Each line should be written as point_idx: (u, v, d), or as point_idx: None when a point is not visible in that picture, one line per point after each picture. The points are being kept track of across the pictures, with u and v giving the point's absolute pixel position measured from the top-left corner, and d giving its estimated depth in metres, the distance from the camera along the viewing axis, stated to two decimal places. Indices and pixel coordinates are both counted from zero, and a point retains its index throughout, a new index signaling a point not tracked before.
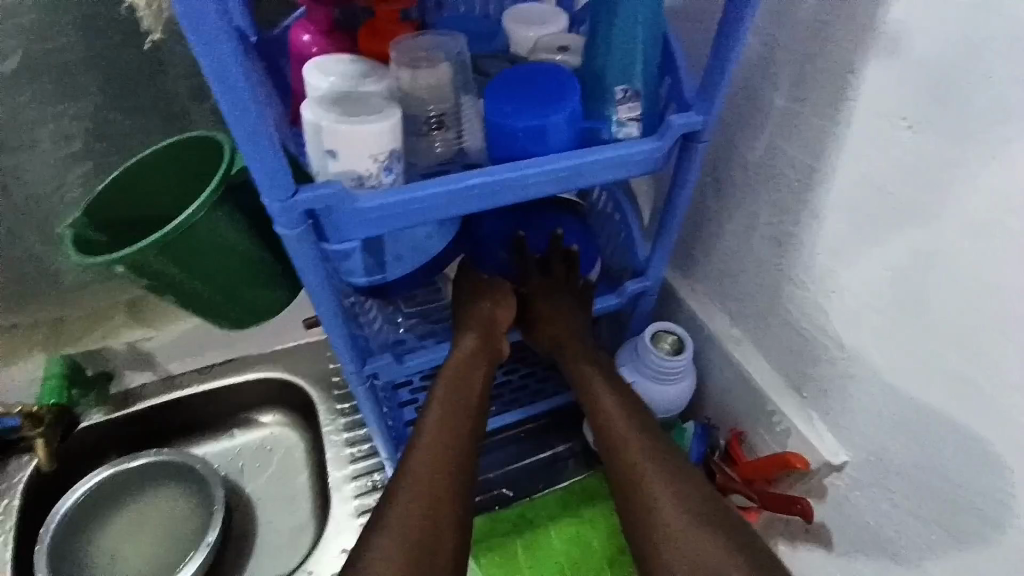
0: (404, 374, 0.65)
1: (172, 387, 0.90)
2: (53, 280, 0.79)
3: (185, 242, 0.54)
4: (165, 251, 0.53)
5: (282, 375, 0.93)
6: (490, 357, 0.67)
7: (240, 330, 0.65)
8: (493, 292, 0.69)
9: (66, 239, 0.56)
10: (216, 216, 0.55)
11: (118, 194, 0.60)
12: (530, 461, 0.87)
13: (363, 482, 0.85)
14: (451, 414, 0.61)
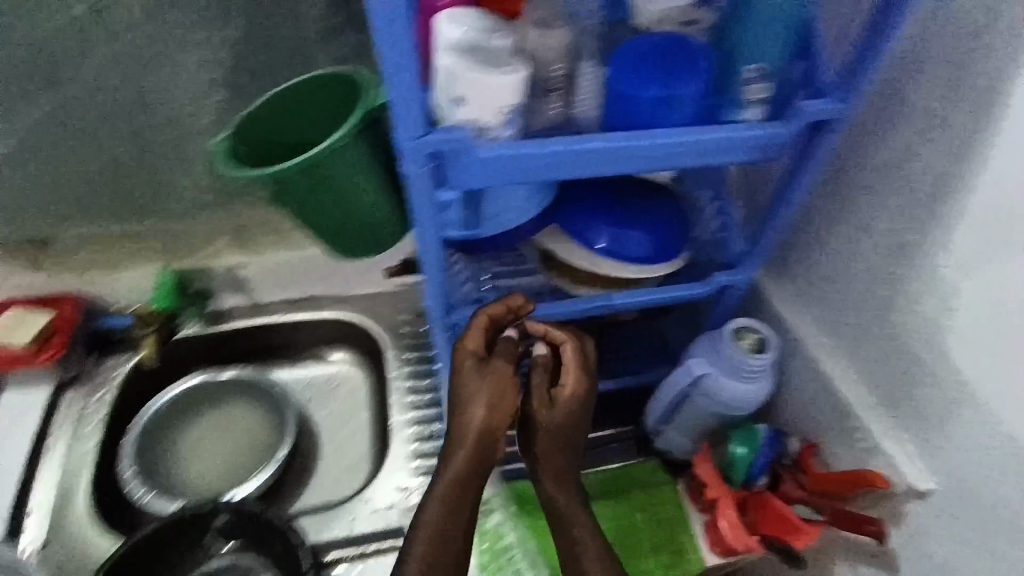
0: None
1: (262, 314, 0.97)
2: (175, 197, 0.84)
3: (325, 170, 0.57)
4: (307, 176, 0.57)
5: (360, 319, 0.98)
6: (486, 459, 0.60)
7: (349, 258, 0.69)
8: (486, 392, 0.60)
9: (218, 150, 0.61)
10: (353, 148, 0.58)
11: (264, 115, 0.64)
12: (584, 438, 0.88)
13: (421, 429, 0.88)
14: (445, 525, 0.59)
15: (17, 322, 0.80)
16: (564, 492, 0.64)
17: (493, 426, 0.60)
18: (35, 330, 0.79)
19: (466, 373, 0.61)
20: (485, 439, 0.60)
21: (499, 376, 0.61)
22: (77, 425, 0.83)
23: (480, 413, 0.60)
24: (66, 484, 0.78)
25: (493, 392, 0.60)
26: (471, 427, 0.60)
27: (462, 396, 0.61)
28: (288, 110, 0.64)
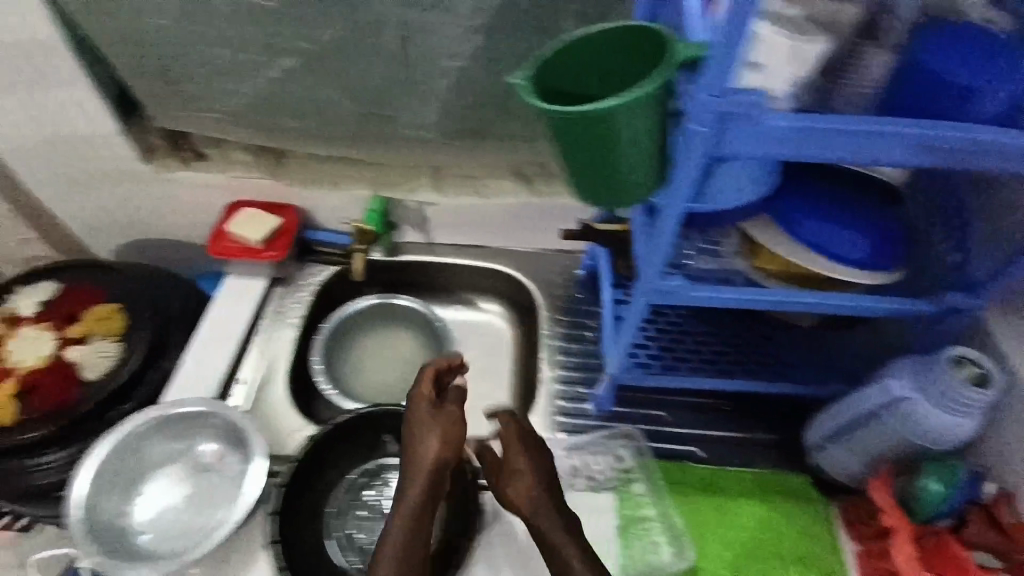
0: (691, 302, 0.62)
1: (430, 253, 1.04)
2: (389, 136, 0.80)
3: (615, 128, 0.44)
4: (596, 134, 0.45)
5: (519, 274, 1.03)
6: (439, 480, 0.64)
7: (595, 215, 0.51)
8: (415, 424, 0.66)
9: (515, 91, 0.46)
10: (649, 113, 0.44)
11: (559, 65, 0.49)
12: (729, 435, 0.85)
13: (568, 388, 0.90)
14: (408, 548, 0.59)
15: (252, 220, 0.91)
16: (552, 521, 0.63)
17: (442, 454, 0.65)
18: (267, 230, 0.91)
19: (420, 414, 0.67)
20: (438, 468, 0.64)
21: (450, 418, 0.67)
22: (281, 318, 0.95)
23: (435, 448, 0.64)
24: (268, 366, 0.90)
25: (445, 429, 0.66)
26: (427, 459, 0.64)
27: (415, 434, 0.66)
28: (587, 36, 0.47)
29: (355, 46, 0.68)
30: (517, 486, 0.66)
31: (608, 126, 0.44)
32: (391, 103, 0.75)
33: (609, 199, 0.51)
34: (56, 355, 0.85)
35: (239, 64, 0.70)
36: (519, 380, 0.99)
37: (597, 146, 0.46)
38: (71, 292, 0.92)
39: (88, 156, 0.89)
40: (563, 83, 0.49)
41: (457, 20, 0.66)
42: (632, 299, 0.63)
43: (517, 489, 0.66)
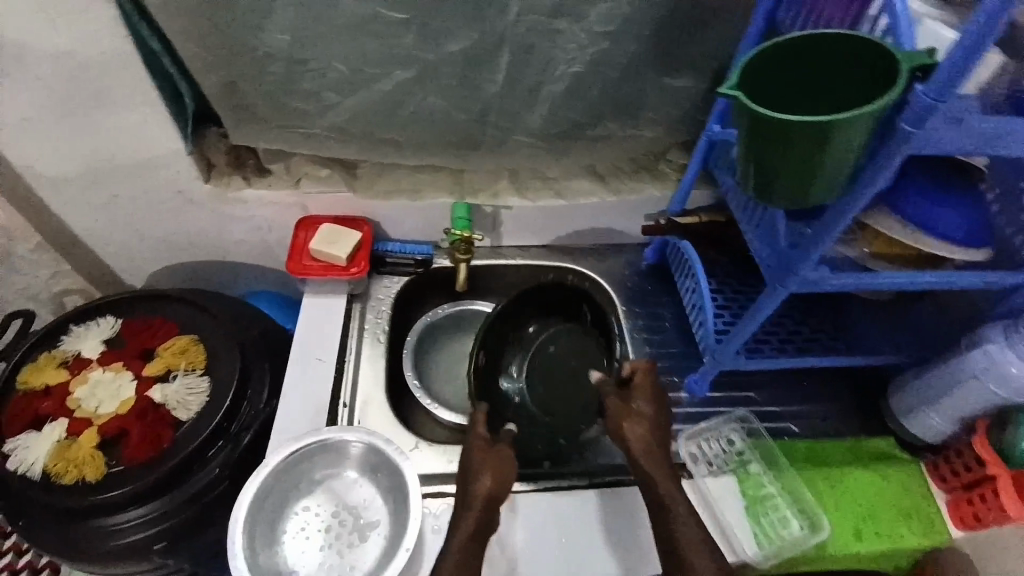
0: (827, 286, 0.65)
1: (498, 255, 1.03)
2: (483, 144, 0.81)
3: (821, 137, 0.47)
4: (800, 136, 0.47)
5: (586, 269, 1.04)
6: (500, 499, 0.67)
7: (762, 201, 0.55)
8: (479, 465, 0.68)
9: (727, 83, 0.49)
10: (862, 127, 0.47)
11: (775, 61, 0.52)
12: (816, 408, 0.91)
13: (665, 379, 0.93)
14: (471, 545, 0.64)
15: (333, 235, 0.88)
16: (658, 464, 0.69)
17: (502, 485, 0.67)
18: (350, 245, 0.88)
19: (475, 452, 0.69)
20: (494, 498, 0.67)
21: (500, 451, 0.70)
22: (367, 334, 0.91)
23: (490, 482, 0.67)
24: (365, 387, 0.86)
25: (495, 464, 0.68)
26: (480, 495, 0.66)
27: (470, 469, 0.68)
28: (794, 59, 0.52)
29: (478, 58, 0.69)
30: (636, 428, 0.70)
31: (814, 134, 0.46)
32: (496, 113, 0.76)
33: (781, 198, 0.54)
34: (138, 397, 0.79)
35: (350, 78, 0.69)
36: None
37: (797, 152, 0.48)
38: (133, 326, 0.85)
39: (145, 180, 0.86)
40: (769, 86, 0.53)
41: (583, 26, 0.67)
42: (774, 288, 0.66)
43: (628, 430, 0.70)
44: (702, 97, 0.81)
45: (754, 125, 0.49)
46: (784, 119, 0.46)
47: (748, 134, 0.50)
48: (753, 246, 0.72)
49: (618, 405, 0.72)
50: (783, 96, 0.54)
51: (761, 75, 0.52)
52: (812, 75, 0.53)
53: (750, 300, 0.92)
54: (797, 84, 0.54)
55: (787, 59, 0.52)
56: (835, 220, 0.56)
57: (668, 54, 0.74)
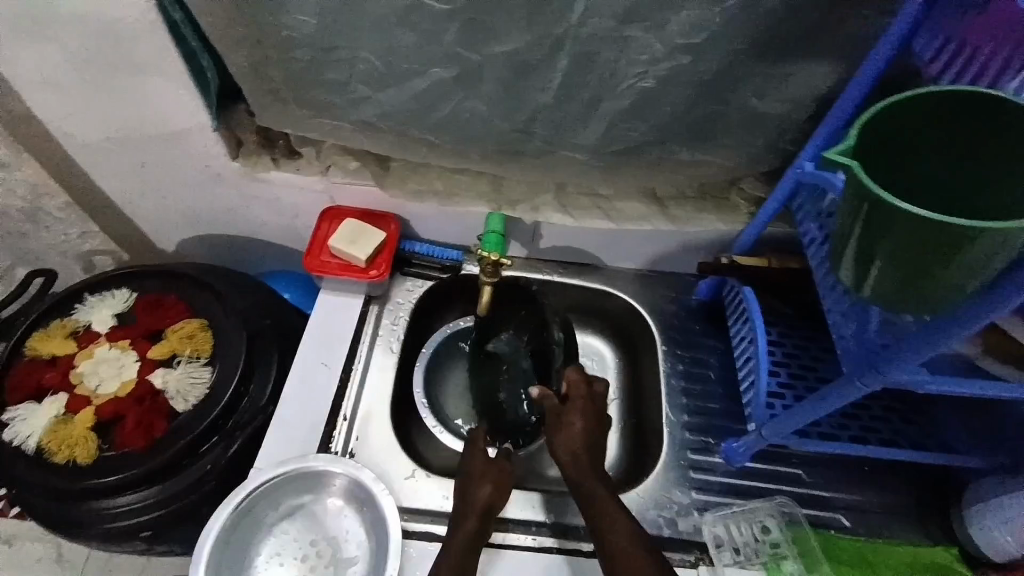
0: (921, 390, 0.53)
1: (533, 269, 0.94)
2: (531, 154, 0.71)
3: (956, 238, 0.39)
4: (925, 232, 0.40)
5: (627, 296, 0.94)
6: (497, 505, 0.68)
7: (855, 287, 0.48)
8: (483, 473, 0.71)
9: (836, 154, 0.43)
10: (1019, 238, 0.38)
11: (904, 122, 0.45)
12: (872, 499, 0.79)
13: (699, 439, 0.83)
14: (468, 547, 0.65)
15: (355, 234, 0.82)
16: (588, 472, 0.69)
17: (497, 496, 0.69)
18: (372, 246, 0.81)
19: (475, 460, 0.72)
20: (488, 510, 0.68)
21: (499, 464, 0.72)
22: (380, 341, 0.85)
23: (487, 492, 0.68)
24: (368, 399, 0.80)
25: (495, 476, 0.70)
26: (479, 503, 0.68)
27: (470, 476, 0.71)
28: (932, 139, 0.45)
29: (531, 62, 0.59)
30: (566, 432, 0.72)
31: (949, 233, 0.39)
32: (546, 124, 0.66)
33: (883, 290, 0.46)
34: (139, 380, 0.77)
35: (383, 72, 0.61)
36: (626, 417, 0.92)
37: (901, 246, 0.42)
38: (145, 303, 0.82)
39: (173, 152, 0.81)
40: (892, 150, 0.46)
41: (661, 35, 0.56)
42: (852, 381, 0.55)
43: (567, 437, 0.72)
44: (794, 126, 0.67)
45: (860, 200, 0.43)
46: (895, 205, 0.40)
47: (851, 206, 0.44)
48: (831, 322, 0.60)
49: (553, 404, 0.74)
50: (907, 179, 0.47)
51: (890, 144, 0.45)
52: (947, 142, 0.45)
53: (812, 363, 0.79)
54: (925, 166, 0.46)
55: (926, 134, 0.45)
56: (945, 330, 0.44)
57: (760, 74, 0.61)
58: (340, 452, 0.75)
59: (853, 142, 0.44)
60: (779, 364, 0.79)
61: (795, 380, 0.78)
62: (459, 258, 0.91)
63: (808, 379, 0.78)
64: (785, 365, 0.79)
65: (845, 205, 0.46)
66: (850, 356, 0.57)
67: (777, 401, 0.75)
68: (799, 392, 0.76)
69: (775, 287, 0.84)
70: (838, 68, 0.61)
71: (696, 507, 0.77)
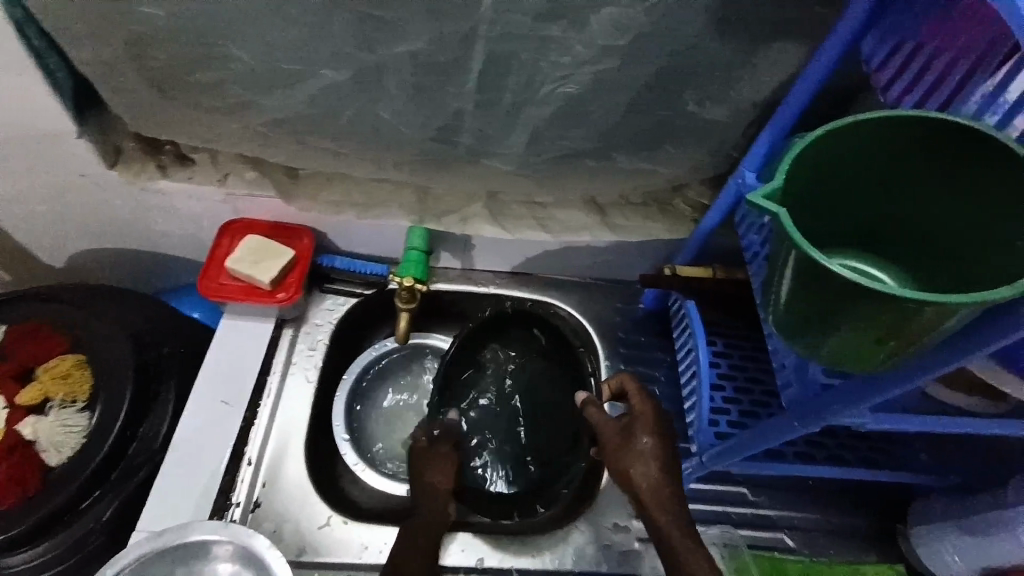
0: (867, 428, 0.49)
1: (468, 282, 0.86)
2: (453, 164, 0.63)
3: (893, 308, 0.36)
4: (862, 300, 0.37)
5: (569, 307, 0.88)
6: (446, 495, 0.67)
7: (790, 346, 0.45)
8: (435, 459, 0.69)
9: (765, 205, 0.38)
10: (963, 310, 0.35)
11: (827, 160, 0.42)
12: (817, 517, 0.77)
13: None
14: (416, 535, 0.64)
15: (258, 253, 0.73)
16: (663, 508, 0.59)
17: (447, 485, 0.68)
18: (279, 267, 0.73)
19: (422, 449, 0.70)
20: (444, 495, 0.67)
21: (446, 454, 0.70)
22: (296, 370, 0.77)
23: (442, 476, 0.68)
24: (281, 436, 0.73)
25: (442, 463, 0.69)
26: (436, 484, 0.68)
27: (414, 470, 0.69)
28: (853, 176, 0.43)
29: (440, 64, 0.51)
30: (638, 464, 0.61)
31: (884, 302, 0.36)
32: (465, 133, 0.58)
33: (817, 352, 0.43)
34: (7, 430, 0.66)
35: (263, 74, 0.52)
36: None
37: (846, 313, 0.38)
38: (13, 336, 0.70)
39: (33, 160, 0.68)
40: (811, 190, 0.43)
41: (583, 36, 0.48)
42: (791, 427, 0.52)
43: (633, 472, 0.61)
44: (738, 132, 0.61)
45: (792, 251, 0.39)
46: (832, 269, 0.36)
47: (784, 255, 0.40)
48: (771, 347, 0.56)
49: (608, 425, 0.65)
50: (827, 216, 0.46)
51: (821, 179, 0.43)
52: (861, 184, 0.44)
53: (759, 376, 0.74)
54: (845, 203, 0.45)
55: (859, 172, 0.43)
56: (886, 388, 0.42)
57: (698, 77, 0.54)
58: (245, 502, 0.68)
59: (780, 183, 0.39)
60: (724, 378, 0.74)
61: (741, 394, 0.73)
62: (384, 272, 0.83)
63: (753, 392, 0.73)
64: (731, 379, 0.74)
65: (778, 248, 0.42)
66: (791, 391, 0.52)
67: (721, 417, 0.71)
68: (744, 406, 0.72)
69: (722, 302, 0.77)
70: (783, 66, 0.54)
71: (639, 537, 0.72)
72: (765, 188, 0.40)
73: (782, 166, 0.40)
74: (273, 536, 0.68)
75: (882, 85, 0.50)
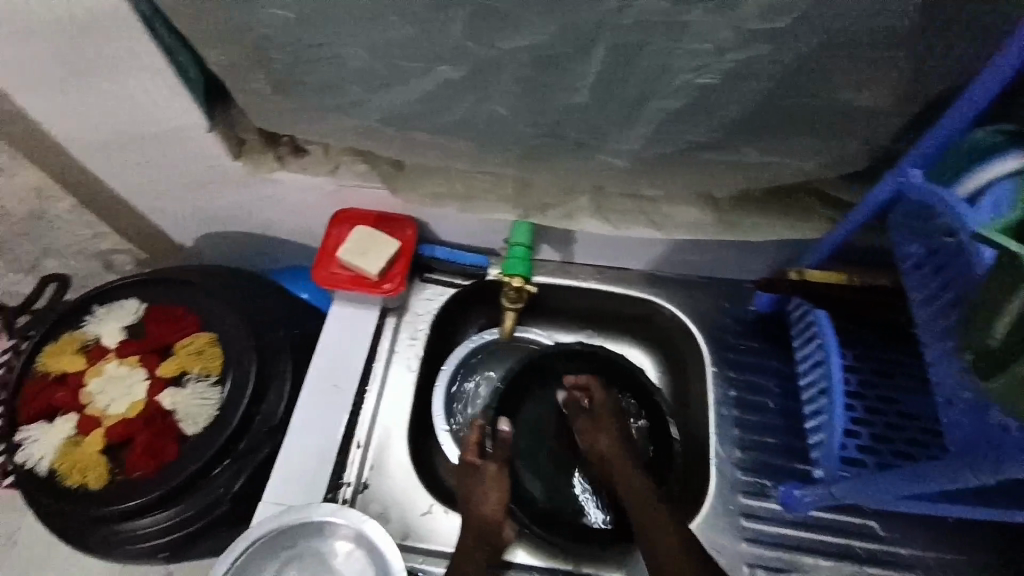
0: None
1: (565, 275, 0.83)
2: (563, 158, 0.59)
3: None
4: None
5: (673, 307, 0.82)
6: (498, 512, 0.67)
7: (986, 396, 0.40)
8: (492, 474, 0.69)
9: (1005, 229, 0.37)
10: None
11: None
12: (960, 560, 0.68)
13: (753, 481, 0.73)
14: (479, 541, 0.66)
15: (366, 244, 0.75)
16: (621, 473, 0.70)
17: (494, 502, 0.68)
18: (385, 258, 0.74)
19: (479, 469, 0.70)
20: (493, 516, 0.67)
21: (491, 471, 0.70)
22: (399, 359, 0.79)
23: (493, 503, 0.68)
24: (383, 422, 0.76)
25: (497, 483, 0.69)
26: (490, 505, 0.67)
27: (473, 486, 0.69)
28: None
29: (562, 55, 0.47)
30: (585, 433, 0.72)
31: None
32: (578, 127, 0.55)
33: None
34: (147, 401, 0.73)
35: (379, 71, 0.51)
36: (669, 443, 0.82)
37: None
38: (154, 315, 0.78)
39: (169, 153, 0.73)
40: None
41: (731, 18, 0.43)
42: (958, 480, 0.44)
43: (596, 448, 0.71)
44: (904, 121, 0.52)
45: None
46: None
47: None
48: (933, 377, 0.48)
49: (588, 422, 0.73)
50: None
51: None
52: None
53: (894, 395, 0.65)
54: None
55: None
56: None
57: (863, 58, 0.46)
58: (355, 482, 0.72)
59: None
60: (852, 396, 0.66)
61: (874, 415, 0.64)
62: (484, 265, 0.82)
63: (886, 414, 0.64)
64: (861, 398, 0.66)
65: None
66: (959, 434, 0.46)
67: (850, 441, 0.63)
68: (877, 428, 0.63)
69: (859, 311, 0.68)
70: (973, 40, 0.45)
71: (747, 561, 0.69)
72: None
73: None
74: (379, 518, 0.71)
75: None
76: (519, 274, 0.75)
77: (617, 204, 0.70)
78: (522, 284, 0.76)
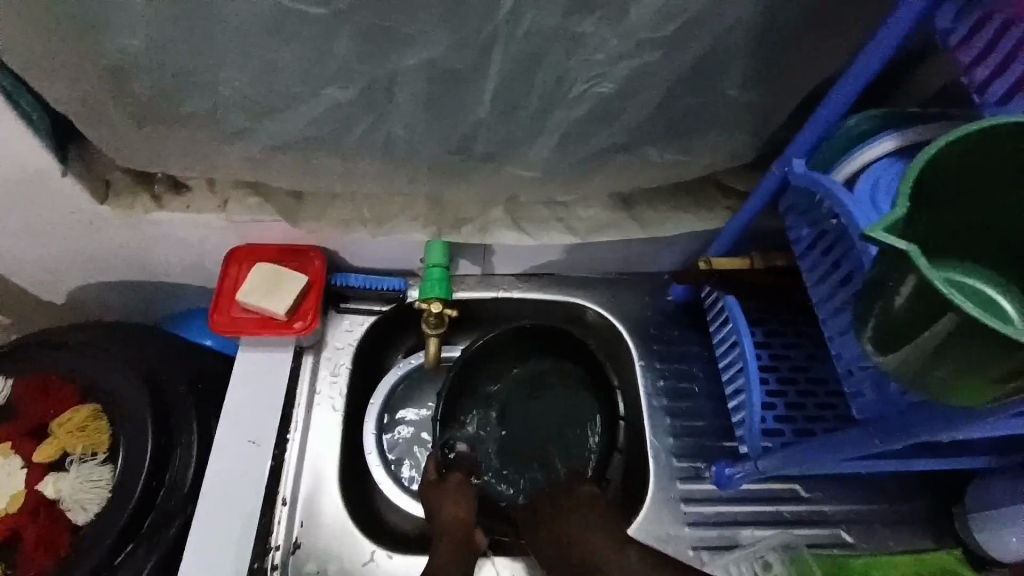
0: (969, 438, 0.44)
1: (489, 288, 0.82)
2: (471, 171, 0.57)
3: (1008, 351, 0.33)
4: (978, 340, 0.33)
5: (597, 306, 0.83)
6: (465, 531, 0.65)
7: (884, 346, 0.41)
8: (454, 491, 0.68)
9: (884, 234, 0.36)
10: None
11: (978, 174, 0.39)
12: (874, 508, 0.74)
13: (690, 466, 0.75)
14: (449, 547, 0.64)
15: (270, 281, 0.69)
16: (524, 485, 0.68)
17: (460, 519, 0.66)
18: (292, 294, 0.69)
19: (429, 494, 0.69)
20: (460, 538, 0.64)
21: (455, 491, 0.68)
22: (322, 399, 0.75)
23: (458, 511, 0.66)
24: (312, 469, 0.71)
25: (454, 498, 0.68)
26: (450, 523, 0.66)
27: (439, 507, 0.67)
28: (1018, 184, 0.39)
29: (458, 71, 0.47)
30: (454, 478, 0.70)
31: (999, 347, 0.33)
32: (483, 142, 0.54)
33: (929, 392, 0.38)
34: (29, 491, 0.62)
35: (261, 95, 0.48)
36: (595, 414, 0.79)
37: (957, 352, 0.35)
38: (24, 390, 0.66)
39: (20, 203, 0.63)
40: (959, 200, 0.40)
41: (618, 31, 0.45)
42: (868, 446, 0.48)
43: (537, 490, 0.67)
44: (783, 116, 0.56)
45: (908, 275, 0.36)
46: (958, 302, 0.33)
47: (893, 279, 0.37)
48: (834, 349, 0.52)
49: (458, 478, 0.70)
50: (965, 231, 0.42)
51: (965, 183, 0.39)
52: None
53: (804, 363, 0.70)
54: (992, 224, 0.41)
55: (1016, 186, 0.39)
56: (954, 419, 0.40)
57: (742, 60, 0.48)
58: (285, 544, 0.67)
59: (902, 213, 0.37)
60: (766, 369, 0.69)
61: (786, 385, 0.68)
62: (401, 287, 0.78)
63: (798, 382, 0.68)
64: (774, 369, 0.69)
65: (878, 277, 0.39)
66: (861, 401, 0.50)
67: (769, 413, 0.67)
68: (790, 398, 0.67)
69: (766, 291, 0.73)
70: (830, 40, 0.49)
71: (693, 545, 0.71)
72: (885, 219, 0.37)
73: (904, 194, 0.37)
74: None
75: (965, 65, 0.43)
76: (437, 297, 0.72)
77: (532, 213, 0.70)
78: (441, 307, 0.73)
